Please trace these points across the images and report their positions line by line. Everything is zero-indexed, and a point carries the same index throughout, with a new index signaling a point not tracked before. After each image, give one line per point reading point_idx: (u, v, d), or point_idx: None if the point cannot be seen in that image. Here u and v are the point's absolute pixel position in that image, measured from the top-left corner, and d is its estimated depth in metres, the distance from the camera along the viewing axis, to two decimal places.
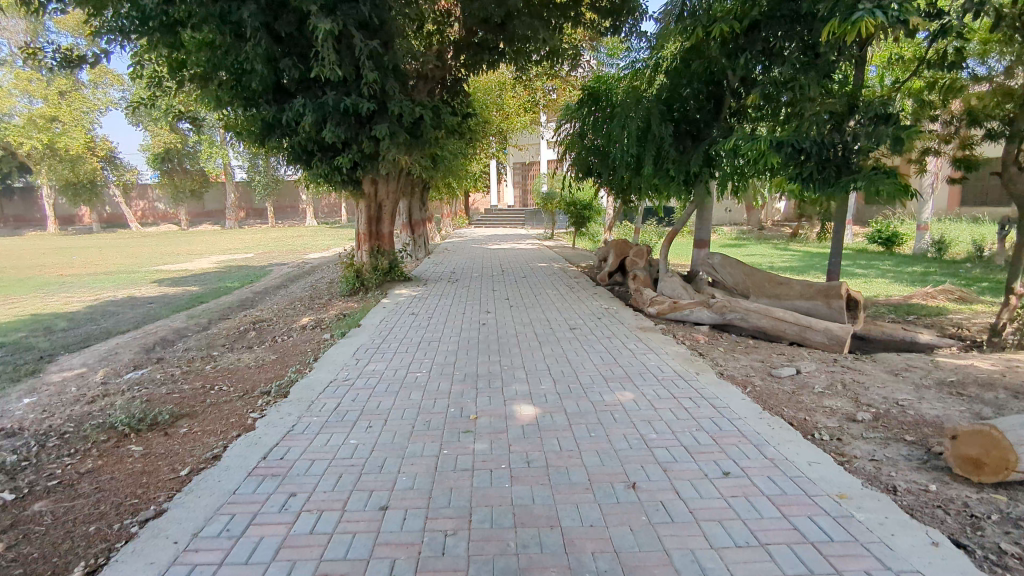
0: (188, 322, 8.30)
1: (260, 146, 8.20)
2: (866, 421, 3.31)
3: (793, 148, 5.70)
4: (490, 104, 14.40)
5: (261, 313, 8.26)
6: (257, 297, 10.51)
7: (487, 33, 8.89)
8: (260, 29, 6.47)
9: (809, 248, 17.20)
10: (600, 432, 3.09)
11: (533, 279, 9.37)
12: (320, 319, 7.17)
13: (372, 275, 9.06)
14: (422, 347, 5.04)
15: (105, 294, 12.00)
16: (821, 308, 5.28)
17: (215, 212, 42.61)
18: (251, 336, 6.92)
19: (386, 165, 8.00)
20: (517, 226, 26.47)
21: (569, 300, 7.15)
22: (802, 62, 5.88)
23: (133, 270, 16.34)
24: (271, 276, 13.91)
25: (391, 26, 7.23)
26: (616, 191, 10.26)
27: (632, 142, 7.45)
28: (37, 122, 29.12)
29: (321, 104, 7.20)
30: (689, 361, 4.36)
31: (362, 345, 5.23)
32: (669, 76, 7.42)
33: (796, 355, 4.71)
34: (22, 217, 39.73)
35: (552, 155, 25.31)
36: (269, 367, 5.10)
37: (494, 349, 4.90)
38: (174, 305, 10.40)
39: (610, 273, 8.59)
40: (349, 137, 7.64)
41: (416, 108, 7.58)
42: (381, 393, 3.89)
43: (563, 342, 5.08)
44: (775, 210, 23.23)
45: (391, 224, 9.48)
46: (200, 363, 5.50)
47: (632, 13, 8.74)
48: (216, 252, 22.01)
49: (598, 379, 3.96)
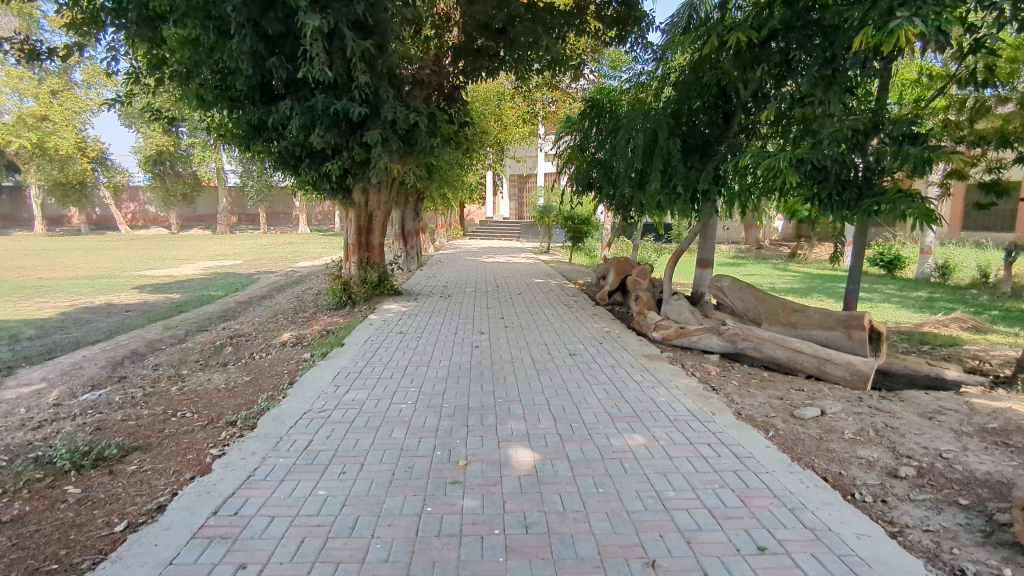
0: (162, 335, 7.84)
1: (245, 151, 7.80)
2: (910, 477, 2.90)
3: (812, 166, 5.35)
4: (488, 115, 14.07)
5: (241, 326, 7.81)
6: (240, 308, 10.05)
7: (487, 40, 8.55)
8: (246, 25, 6.09)
9: (809, 269, 16.91)
10: (609, 487, 2.68)
11: (529, 296, 8.97)
12: (301, 336, 6.73)
13: (360, 289, 8.53)
14: (408, 374, 4.61)
15: (82, 300, 11.53)
16: (842, 340, 4.89)
17: (207, 217, 42.14)
18: (227, 352, 6.46)
19: (377, 174, 7.61)
20: (512, 239, 26.12)
21: (568, 321, 6.75)
22: (821, 76, 5.55)
23: (115, 275, 15.84)
24: (257, 285, 13.46)
25: (387, 28, 6.86)
26: (617, 207, 9.90)
27: (636, 156, 7.08)
28: (28, 121, 28.68)
29: (310, 107, 6.82)
30: (703, 399, 3.96)
31: (343, 369, 4.80)
32: (676, 88, 7.08)
33: (817, 392, 4.32)
34: (9, 217, 39.14)
35: (549, 168, 25.04)
36: (240, 390, 4.66)
37: (488, 378, 4.48)
38: (152, 314, 9.93)
39: (610, 292, 8.20)
40: (339, 143, 7.26)
41: (411, 114, 7.21)
42: (358, 430, 3.46)
43: (562, 371, 4.67)
44: (773, 229, 23.03)
45: (382, 235, 9.07)
46: (167, 383, 5.05)
47: (639, 23, 8.43)
48: (204, 257, 21.55)
49: (603, 419, 3.55)
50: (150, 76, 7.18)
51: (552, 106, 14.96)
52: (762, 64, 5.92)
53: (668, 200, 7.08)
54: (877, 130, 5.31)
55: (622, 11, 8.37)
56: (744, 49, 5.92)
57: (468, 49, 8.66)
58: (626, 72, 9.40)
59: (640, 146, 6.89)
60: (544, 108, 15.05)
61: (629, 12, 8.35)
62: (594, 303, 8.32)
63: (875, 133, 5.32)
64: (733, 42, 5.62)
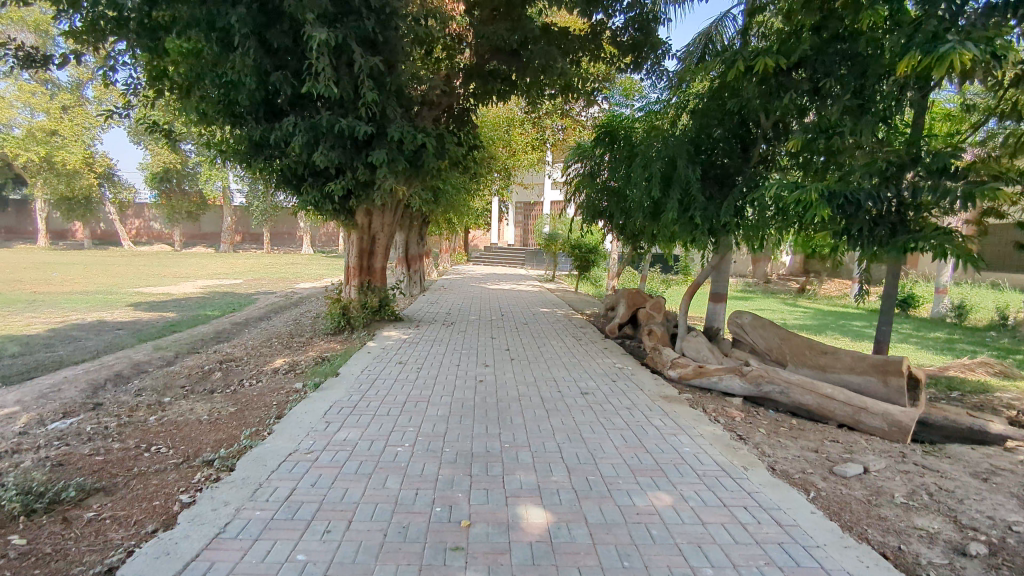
0: (150, 356, 7.48)
1: (246, 168, 7.53)
2: (980, 556, 2.52)
3: (844, 200, 5.02)
4: (497, 140, 13.84)
5: (233, 349, 7.46)
6: (234, 330, 9.70)
7: (500, 61, 8.29)
8: (250, 38, 5.84)
9: (820, 305, 16.53)
10: (635, 560, 2.31)
11: (535, 326, 8.62)
12: (295, 362, 6.37)
13: (359, 314, 8.20)
14: (406, 411, 4.24)
15: (74, 317, 11.19)
16: (877, 387, 4.51)
17: (211, 235, 42.05)
18: (216, 378, 6.10)
19: (381, 195, 7.32)
20: (516, 266, 25.83)
21: (577, 356, 6.38)
22: (854, 105, 5.25)
23: (112, 291, 15.57)
24: (256, 306, 13.15)
25: (397, 46, 6.61)
26: (628, 236, 9.58)
27: (651, 185, 6.73)
28: (37, 135, 28.74)
29: (314, 124, 6.55)
30: (731, 450, 3.58)
31: (336, 402, 4.43)
32: (695, 114, 6.78)
33: (855, 445, 3.93)
34: (15, 230, 39.14)
35: (556, 196, 24.86)
36: (223, 424, 4.28)
37: (493, 419, 4.10)
38: (143, 333, 9.59)
39: (620, 325, 7.85)
40: (343, 162, 6.98)
41: (419, 134, 6.92)
42: (348, 477, 3.08)
43: (574, 413, 4.29)
44: (781, 263, 22.72)
45: (384, 259, 8.75)
46: (144, 411, 4.67)
47: (655, 49, 8.17)
48: (205, 276, 21.28)
49: (623, 472, 3.17)
50: (149, 88, 6.94)
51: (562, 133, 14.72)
52: (791, 90, 5.61)
53: (683, 232, 6.74)
54: (914, 163, 5.00)
55: (639, 36, 8.13)
56: (769, 74, 5.62)
57: (480, 69, 8.36)
58: (642, 99, 9.12)
59: (656, 174, 6.55)
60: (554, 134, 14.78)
61: (646, 38, 8.10)
62: (603, 336, 7.96)
63: (911, 166, 5.00)
64: (760, 67, 5.32)
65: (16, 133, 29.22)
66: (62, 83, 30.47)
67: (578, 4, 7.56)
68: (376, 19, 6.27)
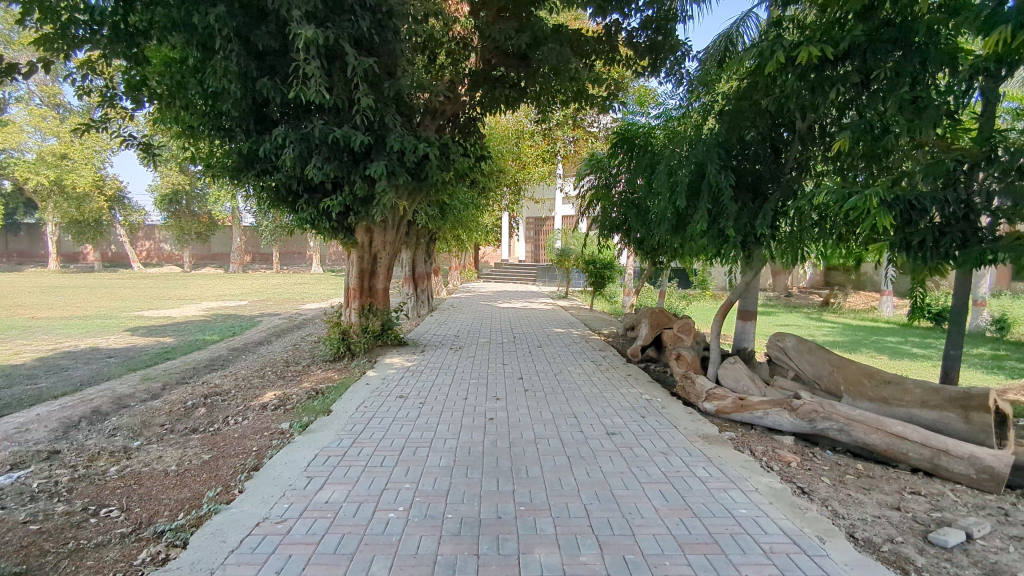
0: (134, 389, 6.89)
1: (236, 183, 6.98)
2: None
3: (906, 206, 4.37)
4: (506, 153, 13.28)
5: (223, 380, 6.88)
6: (230, 357, 9.12)
7: (508, 67, 7.74)
8: (233, 41, 5.31)
9: (847, 320, 15.75)
10: None
11: (550, 349, 7.99)
12: (286, 396, 5.75)
13: (360, 338, 7.63)
14: (404, 460, 3.62)
15: (66, 344, 10.66)
16: (957, 424, 3.84)
17: (221, 256, 41.86)
18: (199, 416, 5.51)
19: (381, 210, 6.75)
20: (528, 283, 25.22)
21: (599, 384, 5.75)
22: (910, 101, 4.63)
23: (114, 315, 15.11)
24: (258, 328, 12.61)
25: (395, 47, 6.04)
26: (647, 249, 8.95)
27: (675, 194, 6.09)
28: (47, 159, 28.71)
29: (306, 135, 5.99)
30: (798, 512, 2.93)
31: (323, 449, 3.82)
32: (723, 117, 6.16)
33: (943, 500, 3.26)
34: (27, 253, 39.26)
35: (567, 211, 24.33)
36: (191, 477, 3.66)
37: (506, 471, 3.48)
38: (135, 362, 9.04)
39: (643, 347, 7.21)
40: (339, 175, 6.42)
41: (421, 143, 6.34)
42: (324, 560, 2.46)
43: (601, 461, 3.66)
44: (802, 276, 21.92)
45: (387, 279, 8.18)
46: (105, 460, 4.06)
47: (675, 51, 7.59)
48: (211, 297, 20.86)
49: (668, 549, 2.53)
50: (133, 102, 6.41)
51: (573, 146, 14.15)
52: (836, 84, 4.97)
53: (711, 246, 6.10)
54: (987, 161, 4.35)
55: (657, 38, 7.57)
56: (809, 65, 4.99)
57: (488, 74, 7.79)
58: (660, 105, 8.53)
59: (682, 182, 5.88)
60: (566, 146, 14.20)
61: (665, 38, 7.53)
62: (624, 359, 7.33)
63: (982, 166, 4.34)
64: (805, 58, 4.71)
65: (28, 157, 29.23)
66: (72, 107, 30.46)
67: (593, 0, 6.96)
68: (371, 18, 5.72)
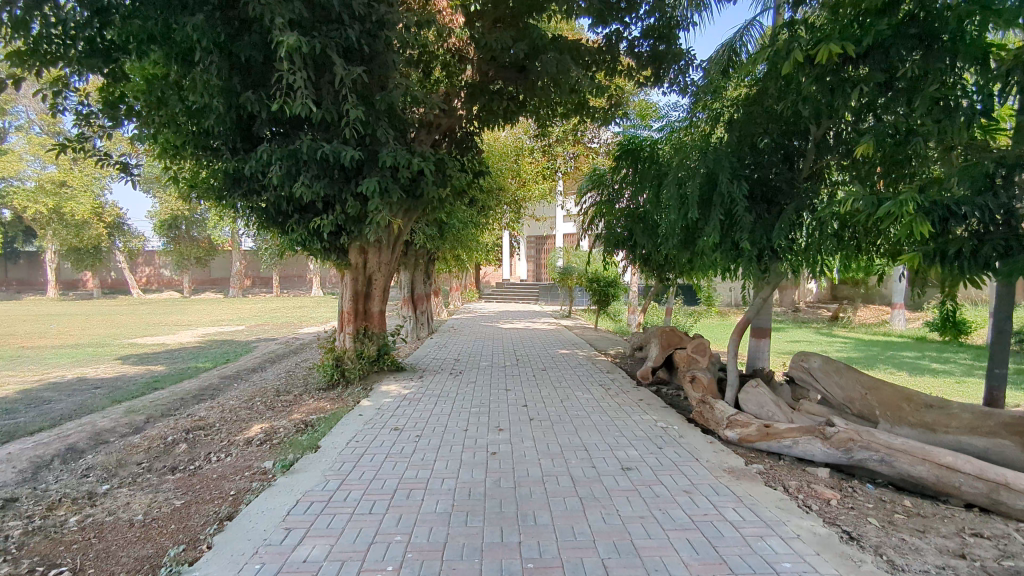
0: (115, 423, 6.48)
1: (221, 203, 6.62)
2: None
3: (943, 213, 4.01)
4: (506, 171, 12.96)
5: (210, 411, 6.50)
6: (221, 386, 8.72)
7: (505, 79, 7.39)
8: (214, 51, 5.01)
9: (858, 335, 15.35)
10: None
11: (555, 372, 7.61)
12: (274, 430, 5.35)
13: (355, 364, 7.25)
14: (396, 507, 3.23)
15: (52, 375, 10.26)
16: (1013, 452, 3.58)
17: (221, 280, 41.59)
18: (179, 453, 5.11)
19: (375, 230, 6.40)
20: (530, 302, 24.84)
21: (610, 411, 5.35)
22: (940, 99, 4.29)
23: (107, 343, 14.73)
24: (253, 355, 12.22)
25: (386, 57, 5.73)
26: (655, 265, 8.61)
27: (686, 206, 5.72)
28: (46, 186, 28.56)
29: (294, 151, 5.66)
30: (854, 568, 2.54)
31: (306, 495, 3.42)
32: (734, 125, 5.83)
33: (1010, 545, 2.88)
34: (26, 281, 39.04)
35: (569, 229, 24.06)
36: (157, 528, 3.25)
37: (511, 517, 3.08)
38: (121, 392, 8.64)
39: (653, 369, 6.82)
40: (329, 193, 6.08)
41: (415, 158, 6.00)
42: None
43: (619, 503, 3.26)
44: (808, 290, 21.52)
45: (382, 302, 7.81)
46: (65, 509, 3.65)
47: (678, 59, 7.29)
48: (208, 323, 20.48)
49: None
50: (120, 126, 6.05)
51: (574, 162, 13.72)
52: (858, 84, 4.64)
53: (725, 260, 5.71)
54: None
55: (659, 47, 7.27)
56: (827, 63, 4.66)
57: (484, 87, 7.47)
58: (664, 117, 8.22)
59: (693, 193, 5.51)
60: (567, 164, 13.74)
61: (668, 47, 7.23)
62: (634, 382, 6.93)
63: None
64: (824, 57, 4.36)
65: (27, 185, 29.10)
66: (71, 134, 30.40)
67: (594, 8, 6.67)
68: (361, 27, 5.42)
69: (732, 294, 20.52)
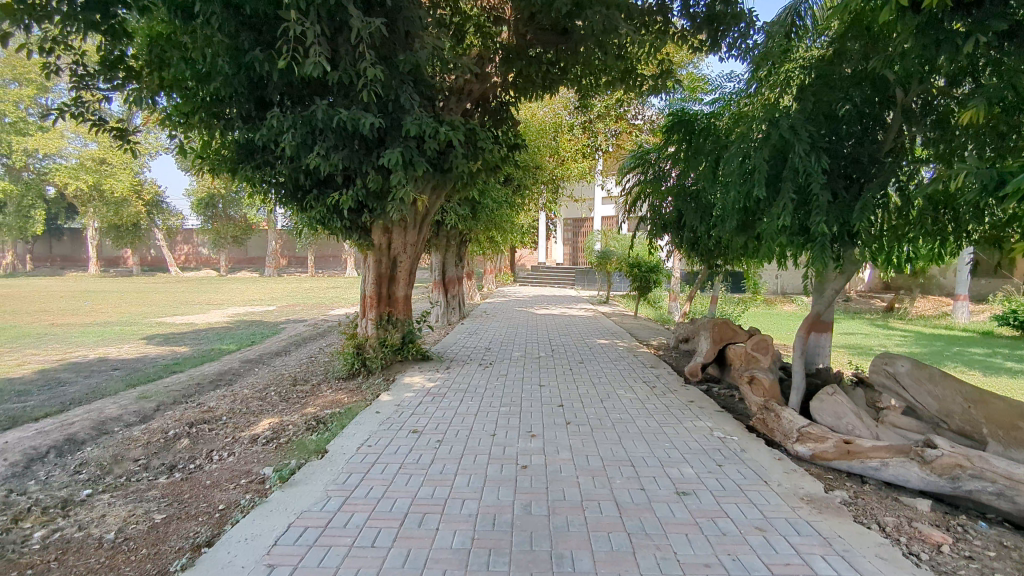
0: (122, 411, 6.11)
1: (234, 179, 6.12)
2: None
3: None
4: (544, 148, 12.23)
5: (222, 401, 6.08)
6: (240, 371, 8.34)
7: (545, 43, 6.71)
8: (217, 3, 4.44)
9: (919, 328, 14.32)
10: None
11: (594, 365, 6.97)
12: (282, 426, 4.86)
13: (377, 353, 6.74)
14: (403, 538, 2.68)
15: (74, 355, 10.06)
16: None
17: (258, 259, 41.93)
18: (180, 450, 4.68)
19: (398, 208, 5.81)
20: (566, 287, 24.19)
21: (659, 415, 4.70)
22: None
23: (137, 321, 14.64)
24: (278, 337, 11.89)
25: (411, 12, 5.09)
26: (708, 249, 7.86)
27: (750, 183, 4.96)
28: (87, 164, 28.88)
29: (309, 118, 5.10)
30: None
31: (301, 517, 2.90)
32: (810, 90, 5.04)
33: None
34: (70, 257, 39.99)
35: (607, 212, 23.24)
36: (125, 554, 2.76)
37: (543, 559, 2.49)
38: (139, 375, 8.35)
39: (703, 365, 6.17)
40: (349, 166, 5.52)
41: (443, 128, 5.38)
42: None
43: (677, 542, 2.65)
44: (860, 279, 20.38)
45: (407, 286, 7.23)
46: (33, 521, 3.21)
47: (739, 22, 6.48)
48: (240, 302, 20.39)
49: None
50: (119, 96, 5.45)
51: (615, 140, 13.33)
52: (971, 35, 3.76)
53: (791, 247, 4.96)
54: None
55: (718, 7, 6.51)
56: (934, 8, 3.76)
57: (523, 50, 6.76)
58: (717, 89, 7.44)
59: (759, 168, 4.78)
60: (607, 141, 13.43)
61: (726, 7, 6.48)
62: (681, 379, 6.27)
63: None
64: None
65: (69, 162, 29.50)
66: None
67: None
68: None
69: (779, 282, 19.54)
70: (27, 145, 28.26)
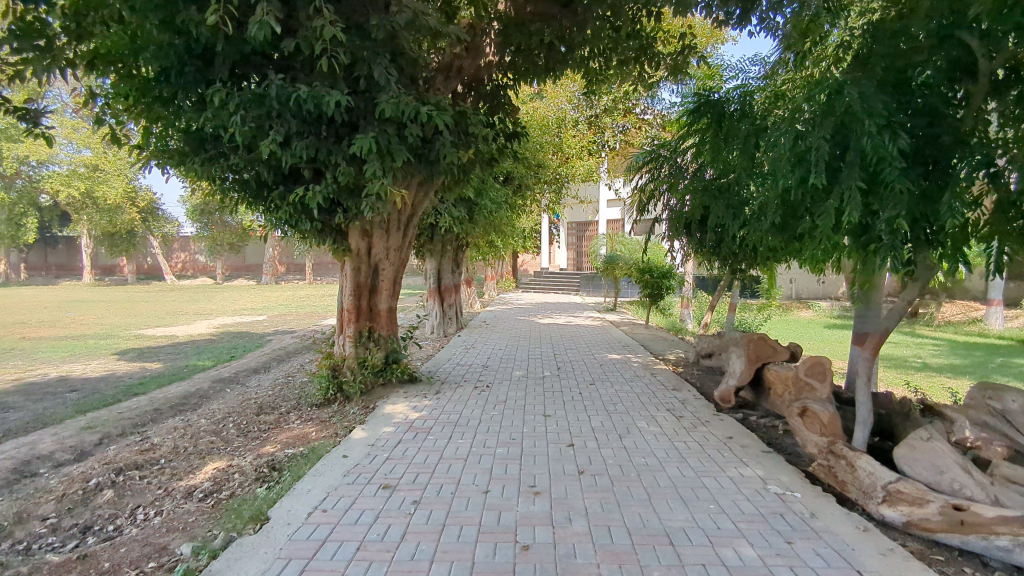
0: (55, 446, 5.20)
1: (184, 175, 5.22)
2: None
3: None
4: (546, 145, 11.32)
5: (172, 433, 5.18)
6: (208, 393, 7.42)
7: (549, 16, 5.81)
8: None
9: (951, 335, 13.35)
10: None
11: (606, 388, 6.03)
12: (227, 475, 3.95)
13: (355, 376, 5.87)
14: None
15: (32, 374, 9.12)
16: None
17: (255, 266, 41.06)
18: (99, 507, 3.76)
19: (376, 206, 4.90)
20: (571, 293, 23.24)
21: (694, 460, 3.76)
22: None
23: (115, 333, 13.74)
24: (262, 351, 10.97)
25: None
26: (732, 249, 6.89)
27: (803, 171, 4.03)
28: (79, 170, 28.05)
29: (262, 95, 4.21)
30: None
31: None
32: (875, 58, 4.12)
33: None
34: (66, 266, 39.31)
35: (613, 214, 22.30)
36: None
37: None
38: (95, 398, 7.44)
39: (737, 390, 5.22)
40: (315, 156, 4.61)
41: (427, 108, 4.48)
42: None
43: None
44: None
45: (391, 297, 6.32)
46: None
47: None
48: (231, 312, 19.49)
49: None
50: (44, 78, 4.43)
51: (622, 136, 12.65)
52: None
53: (850, 249, 4.03)
54: None
55: None
56: None
57: (521, 23, 5.87)
58: (741, 72, 6.53)
59: (815, 152, 3.84)
60: (613, 137, 12.71)
61: None
62: (711, 406, 5.32)
63: None
64: None
65: (60, 169, 28.69)
66: None
67: None
68: None
69: (795, 286, 18.56)
70: (18, 151, 27.33)
